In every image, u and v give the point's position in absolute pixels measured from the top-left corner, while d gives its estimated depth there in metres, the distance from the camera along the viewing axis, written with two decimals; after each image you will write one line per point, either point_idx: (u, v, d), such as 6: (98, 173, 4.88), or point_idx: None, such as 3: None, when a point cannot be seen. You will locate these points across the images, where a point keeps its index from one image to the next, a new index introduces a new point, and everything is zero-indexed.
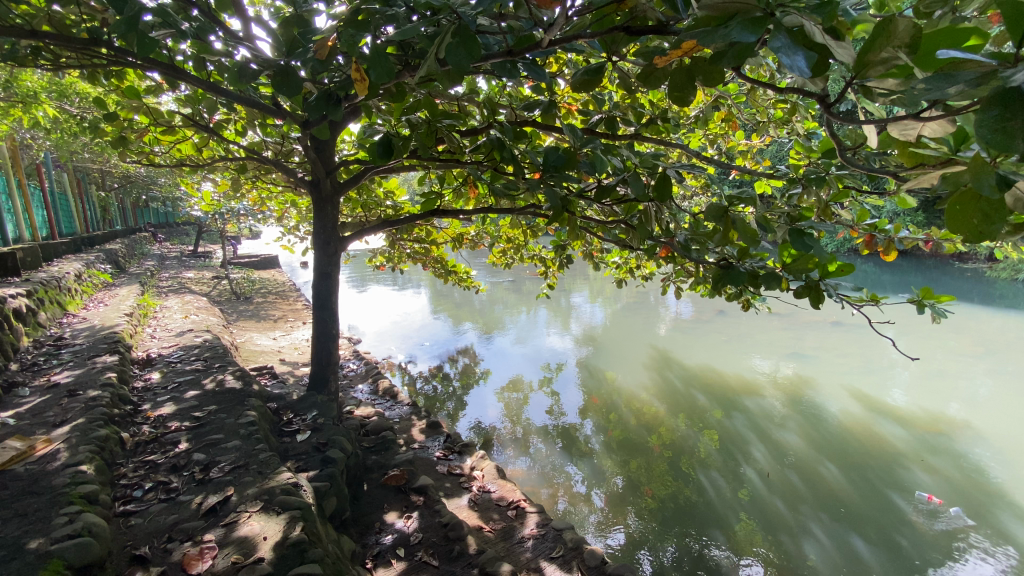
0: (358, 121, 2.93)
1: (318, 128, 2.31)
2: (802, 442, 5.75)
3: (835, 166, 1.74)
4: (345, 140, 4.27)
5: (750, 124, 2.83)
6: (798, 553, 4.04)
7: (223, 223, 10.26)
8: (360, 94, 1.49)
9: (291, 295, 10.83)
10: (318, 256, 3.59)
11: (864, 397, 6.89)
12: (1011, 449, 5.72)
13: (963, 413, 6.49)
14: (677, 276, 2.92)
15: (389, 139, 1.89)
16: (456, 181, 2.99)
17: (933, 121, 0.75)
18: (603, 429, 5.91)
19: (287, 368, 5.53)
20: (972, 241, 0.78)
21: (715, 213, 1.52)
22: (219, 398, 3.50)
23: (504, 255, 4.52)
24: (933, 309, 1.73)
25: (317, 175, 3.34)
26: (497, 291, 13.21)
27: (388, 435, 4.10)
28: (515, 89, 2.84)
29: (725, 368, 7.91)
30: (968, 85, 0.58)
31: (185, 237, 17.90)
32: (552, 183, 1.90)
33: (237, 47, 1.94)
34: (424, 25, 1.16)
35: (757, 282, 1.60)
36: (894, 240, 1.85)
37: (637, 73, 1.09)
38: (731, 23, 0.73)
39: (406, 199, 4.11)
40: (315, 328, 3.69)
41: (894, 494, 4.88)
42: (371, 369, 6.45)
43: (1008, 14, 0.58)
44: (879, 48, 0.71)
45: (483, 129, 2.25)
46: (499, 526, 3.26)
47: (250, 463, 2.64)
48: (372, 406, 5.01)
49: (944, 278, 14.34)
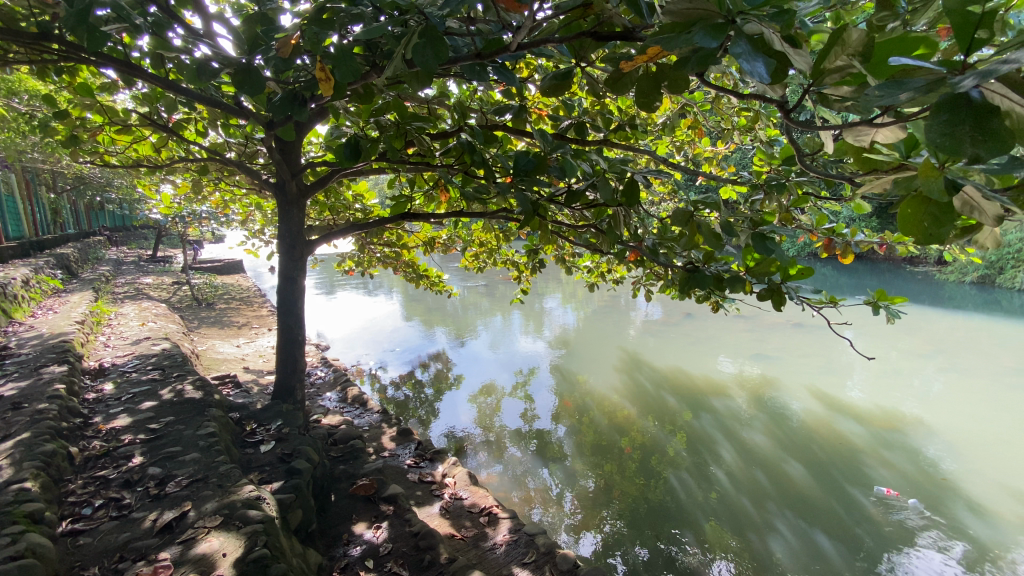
0: (325, 122, 2.86)
1: (283, 129, 2.24)
2: (767, 441, 5.91)
3: (795, 173, 1.79)
4: (311, 141, 4.19)
5: (716, 131, 2.88)
6: (765, 550, 4.13)
7: (184, 226, 9.91)
8: (324, 94, 1.46)
9: (256, 301, 10.52)
10: (283, 260, 3.48)
11: (825, 396, 7.14)
12: (962, 443, 6.00)
13: (917, 410, 6.79)
14: (647, 280, 2.94)
15: (357, 140, 1.86)
16: (426, 184, 2.94)
17: (885, 127, 0.78)
18: (576, 432, 5.95)
19: (251, 377, 5.35)
20: (921, 243, 0.81)
21: (681, 218, 1.58)
22: (178, 408, 3.34)
23: (477, 260, 4.42)
24: (888, 310, 1.78)
25: (282, 177, 3.26)
26: (470, 296, 13.19)
27: (357, 444, 4.00)
28: (486, 94, 2.82)
29: (694, 369, 8.10)
30: (917, 92, 0.59)
31: (142, 241, 17.22)
32: (522, 187, 1.88)
33: (197, 44, 1.87)
34: (390, 24, 1.14)
35: (722, 286, 1.63)
36: (851, 243, 1.91)
37: (606, 79, 1.11)
38: (694, 30, 0.75)
39: (376, 203, 4.06)
40: (279, 334, 3.57)
41: (854, 489, 5.05)
42: (339, 377, 6.30)
43: (955, 20, 0.60)
44: (835, 55, 0.73)
45: (453, 133, 2.23)
46: (471, 533, 3.23)
47: (209, 476, 2.53)
48: (340, 415, 4.89)
49: (897, 281, 15.05)
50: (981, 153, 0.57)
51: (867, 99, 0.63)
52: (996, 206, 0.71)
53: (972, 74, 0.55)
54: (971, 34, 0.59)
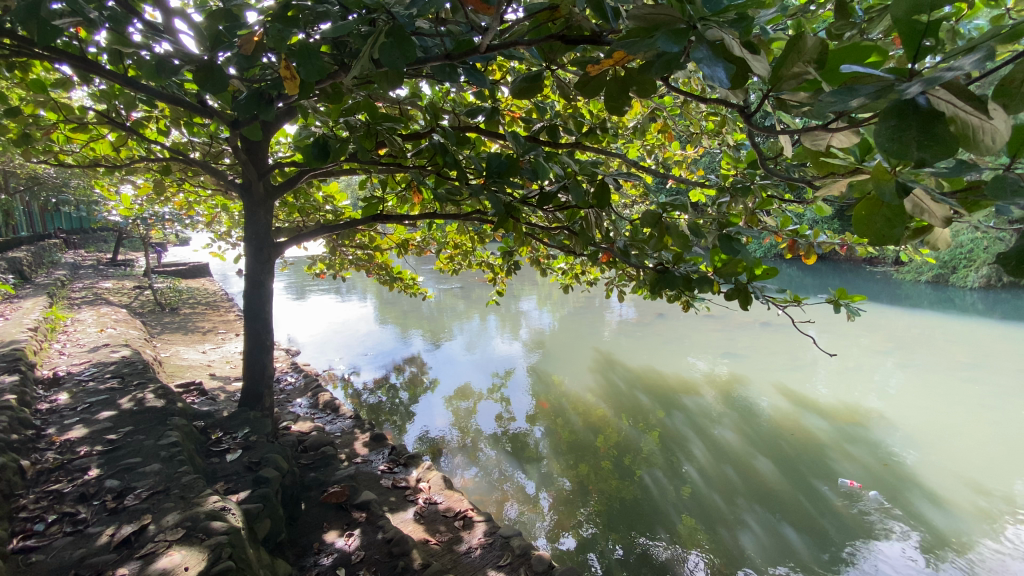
0: (293, 121, 2.79)
1: (248, 128, 2.17)
2: (737, 438, 6.06)
3: (760, 176, 1.85)
4: (279, 141, 4.09)
5: (685, 135, 2.94)
6: (736, 545, 4.21)
7: (146, 228, 9.55)
8: (289, 93, 1.43)
9: (223, 306, 10.21)
10: (250, 262, 3.38)
11: (791, 392, 7.36)
12: (920, 435, 6.26)
13: (878, 404, 7.06)
14: (620, 281, 2.97)
15: (325, 140, 1.83)
16: (400, 185, 2.91)
17: (839, 133, 0.80)
18: (552, 433, 5.97)
19: (218, 384, 5.19)
20: (876, 245, 0.83)
21: (650, 219, 1.62)
22: (138, 418, 3.21)
23: (452, 261, 4.34)
24: (848, 308, 1.84)
25: (248, 178, 3.17)
26: (446, 299, 13.12)
27: (328, 451, 3.93)
28: (459, 95, 2.81)
29: (666, 368, 8.23)
30: (869, 98, 0.62)
31: (102, 244, 16.53)
32: (494, 189, 1.88)
33: (157, 40, 1.81)
34: (356, 23, 1.12)
35: (691, 286, 1.66)
36: (814, 244, 1.97)
37: (575, 83, 1.12)
38: (657, 34, 0.76)
39: (347, 204, 4.00)
40: (246, 339, 3.47)
41: (820, 482, 5.20)
42: (310, 382, 6.16)
43: (903, 29, 0.62)
44: (791, 63, 0.75)
45: (424, 134, 2.19)
46: (446, 537, 3.20)
47: (171, 488, 2.44)
48: (311, 421, 4.79)
49: (858, 280, 15.66)
50: (926, 157, 0.59)
51: (820, 104, 0.65)
52: (943, 208, 0.75)
53: (919, 81, 0.57)
54: (918, 42, 0.61)
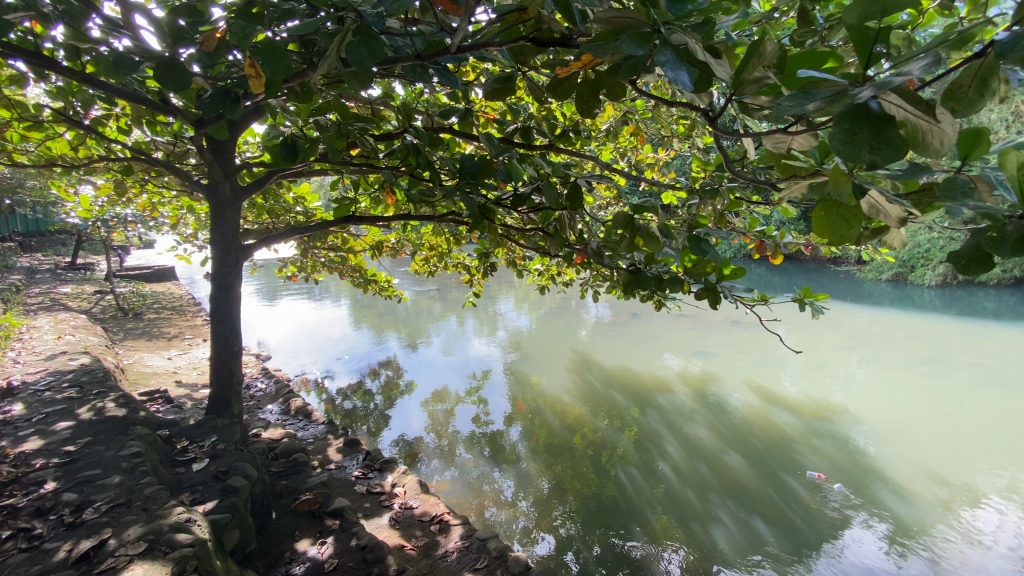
0: (261, 120, 2.73)
1: (214, 128, 2.10)
2: (709, 434, 6.18)
3: (727, 179, 1.89)
4: (247, 141, 4.00)
5: (656, 138, 2.99)
6: (709, 540, 4.29)
7: (107, 231, 9.19)
8: (254, 92, 1.39)
9: (190, 311, 9.89)
10: (216, 266, 3.28)
11: (761, 389, 7.55)
12: (883, 428, 6.49)
13: (843, 399, 7.30)
14: (595, 281, 2.99)
15: (293, 141, 1.79)
16: (373, 186, 2.86)
17: (799, 136, 0.83)
18: (529, 434, 5.98)
19: (184, 392, 5.02)
20: (836, 245, 0.86)
21: (622, 221, 1.64)
22: (98, 428, 3.08)
23: (427, 263, 4.29)
24: (813, 307, 1.89)
25: (214, 179, 3.09)
26: (422, 301, 13.02)
27: (300, 458, 3.85)
28: (432, 96, 2.79)
29: (640, 367, 8.34)
30: (824, 102, 0.63)
31: (59, 247, 15.82)
32: (467, 191, 1.87)
33: (117, 36, 1.75)
34: (323, 21, 1.10)
35: (662, 286, 1.69)
36: (780, 244, 2.02)
37: (546, 85, 1.12)
38: (622, 38, 0.77)
39: (318, 206, 3.93)
40: (213, 344, 3.37)
41: (789, 475, 5.35)
42: (282, 389, 6.02)
43: (854, 36, 0.63)
44: (752, 67, 0.77)
45: (397, 135, 2.16)
46: (422, 542, 3.16)
47: (133, 501, 2.35)
48: (283, 428, 4.68)
49: (824, 279, 16.19)
50: (877, 160, 0.61)
51: (779, 108, 0.67)
52: (896, 209, 0.79)
53: (869, 86, 0.59)
54: (869, 48, 0.63)
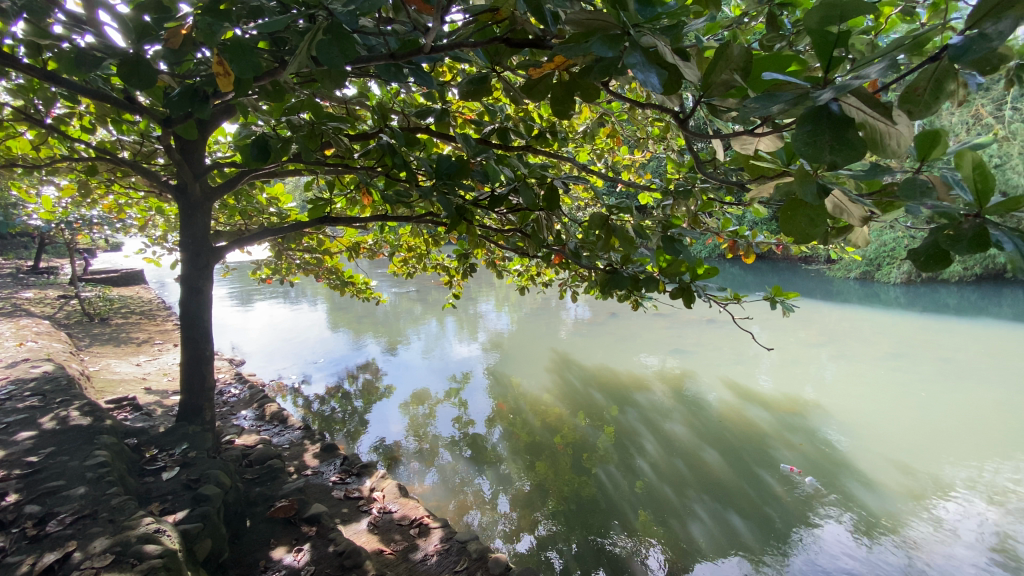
0: (232, 119, 2.67)
1: (182, 126, 2.04)
2: (686, 431, 6.28)
3: (700, 180, 1.93)
4: (218, 141, 3.91)
5: (632, 139, 3.02)
6: (686, 535, 4.35)
7: (72, 233, 8.86)
8: (223, 90, 1.36)
9: (160, 316, 9.60)
10: (186, 268, 3.19)
11: (736, 386, 7.70)
12: (853, 422, 6.68)
13: (815, 395, 7.49)
14: (573, 281, 3.01)
15: (265, 140, 1.76)
16: (349, 187, 2.82)
17: (766, 138, 0.84)
18: (510, 434, 5.98)
19: (154, 399, 4.87)
20: (802, 244, 0.87)
21: (598, 222, 1.65)
22: (61, 438, 2.97)
23: (405, 265, 4.26)
24: (783, 305, 1.93)
25: (183, 179, 3.01)
26: (401, 303, 12.91)
27: (275, 464, 3.77)
28: (408, 97, 2.77)
29: (619, 366, 8.42)
30: (787, 105, 0.65)
31: (20, 251, 15.20)
32: (444, 191, 1.85)
33: (80, 32, 1.69)
34: (292, 18, 1.08)
35: (638, 286, 1.71)
36: (752, 244, 2.07)
37: (522, 86, 1.12)
38: (592, 40, 0.78)
39: (293, 206, 3.86)
40: (183, 349, 3.28)
41: (763, 470, 5.46)
42: (256, 394, 5.90)
43: (816, 40, 0.65)
44: (720, 70, 0.78)
45: (373, 135, 2.13)
46: (401, 546, 3.13)
47: (99, 512, 2.28)
48: (257, 434, 4.58)
49: (796, 278, 16.62)
50: (838, 161, 0.62)
51: (744, 110, 0.68)
52: (859, 208, 0.81)
53: (830, 88, 0.60)
54: (830, 52, 0.65)
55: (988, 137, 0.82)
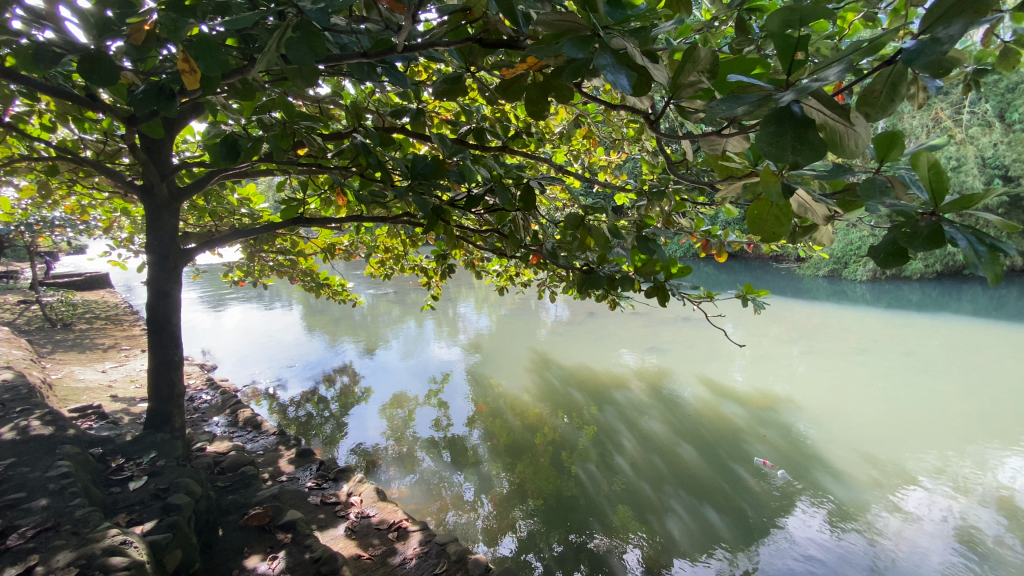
0: (201, 118, 2.61)
1: (148, 124, 1.98)
2: (663, 428, 6.37)
3: (672, 182, 1.97)
4: (186, 140, 3.81)
5: (607, 140, 3.05)
6: (663, 530, 4.41)
7: (32, 236, 8.51)
8: (189, 87, 1.32)
9: (127, 321, 9.30)
10: (153, 272, 3.10)
11: (712, 382, 7.85)
12: (823, 415, 6.88)
13: (787, 390, 7.68)
14: (551, 281, 3.02)
15: (234, 140, 1.72)
16: (324, 187, 2.78)
17: (733, 138, 0.86)
18: (490, 435, 5.98)
19: (120, 407, 4.71)
20: (768, 241, 0.89)
21: (573, 222, 1.66)
22: (20, 448, 2.85)
23: (383, 266, 4.22)
24: (754, 302, 1.98)
25: (150, 179, 2.92)
26: (380, 304, 12.79)
27: (249, 471, 3.68)
28: (383, 96, 2.74)
29: (598, 365, 8.50)
30: (752, 106, 0.66)
31: None
32: (420, 192, 1.83)
33: (38, 27, 1.62)
34: (260, 15, 1.06)
35: (614, 285, 1.73)
36: (724, 243, 2.11)
37: (497, 87, 1.11)
38: (563, 41, 0.79)
39: (266, 207, 3.79)
40: (151, 354, 3.18)
41: (737, 464, 5.57)
42: (229, 400, 5.76)
43: (778, 43, 0.67)
44: (688, 72, 0.80)
45: (346, 134, 2.11)
46: (379, 551, 3.10)
47: (62, 524, 2.19)
48: (230, 440, 4.47)
49: (768, 276, 17.04)
50: (800, 160, 0.64)
51: (712, 111, 0.69)
52: (822, 208, 0.84)
53: (792, 91, 0.62)
54: (792, 56, 0.67)
55: (941, 139, 0.85)
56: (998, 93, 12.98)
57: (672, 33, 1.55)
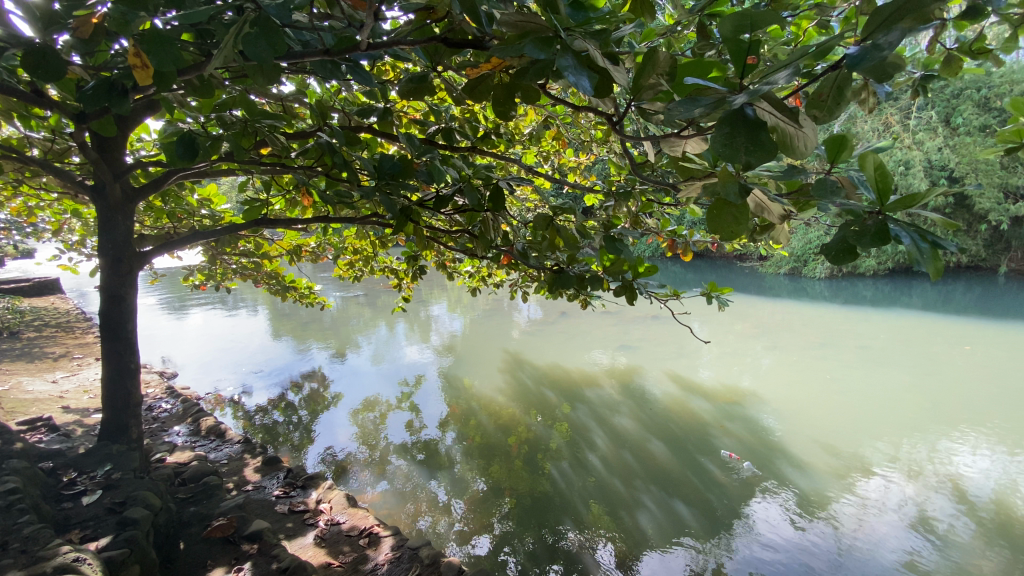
0: (157, 116, 2.51)
1: (99, 122, 1.89)
2: (634, 424, 6.47)
3: (639, 183, 2.01)
4: (141, 138, 3.66)
5: (576, 142, 3.09)
6: (634, 524, 4.49)
7: None
8: (141, 83, 1.27)
9: (80, 329, 8.86)
10: (105, 276, 2.97)
11: (680, 379, 8.03)
12: (786, 408, 7.11)
13: (752, 384, 7.92)
14: (523, 282, 3.03)
15: (192, 138, 1.66)
16: (289, 188, 2.72)
17: (691, 139, 0.89)
18: (463, 436, 5.96)
19: (73, 418, 4.49)
20: (727, 240, 0.92)
21: (542, 222, 1.67)
22: None
23: (352, 268, 4.15)
24: (719, 299, 2.04)
25: (102, 179, 2.80)
26: (350, 307, 12.58)
27: (212, 481, 3.56)
28: (349, 95, 2.69)
29: (570, 364, 8.57)
30: (707, 109, 0.68)
31: None
32: (387, 192, 1.81)
33: None
34: (214, 10, 1.02)
35: (584, 284, 1.74)
36: (690, 243, 2.17)
37: (463, 87, 1.11)
38: (525, 42, 0.79)
39: (227, 208, 3.67)
40: (104, 362, 3.03)
41: (704, 458, 5.72)
42: (191, 408, 5.55)
43: (730, 47, 0.69)
44: (647, 74, 0.82)
45: (311, 133, 2.07)
46: (350, 558, 3.04)
47: (8, 543, 2.08)
48: (192, 450, 4.31)
49: (733, 275, 17.53)
50: (752, 161, 0.66)
51: (671, 112, 0.70)
52: (778, 207, 0.87)
53: (745, 93, 0.64)
54: (745, 60, 0.69)
55: (887, 141, 0.89)
56: (944, 99, 13.75)
57: (637, 37, 1.58)
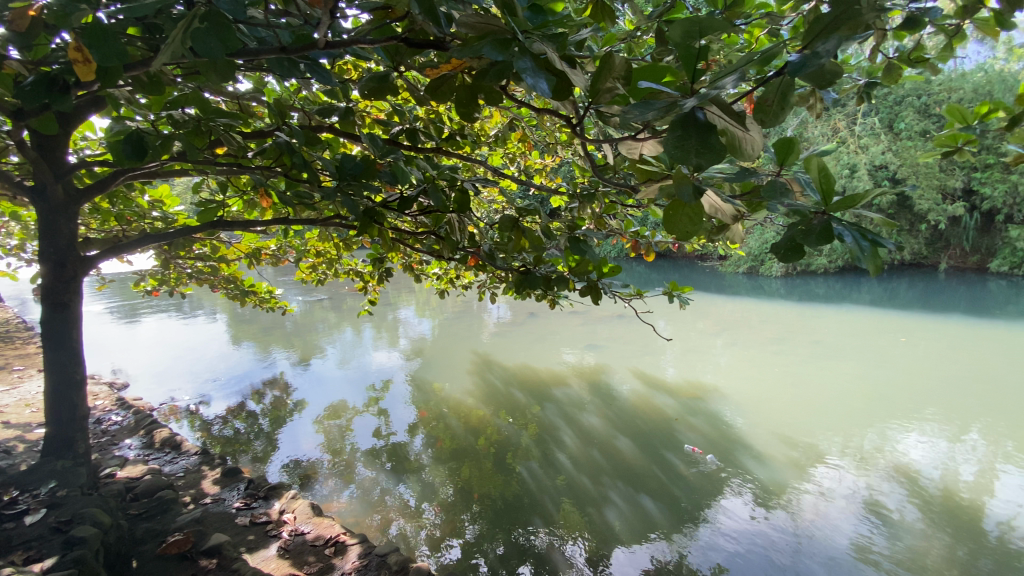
0: (103, 113, 2.39)
1: (38, 119, 1.78)
2: (601, 422, 6.55)
3: (602, 185, 2.04)
4: (84, 137, 3.47)
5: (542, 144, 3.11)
6: (602, 521, 4.55)
7: None
8: (83, 79, 1.21)
9: (19, 339, 8.31)
10: (47, 281, 2.82)
11: (646, 376, 8.18)
12: (746, 402, 7.35)
13: (714, 380, 8.16)
14: (491, 283, 3.03)
15: (141, 137, 1.59)
16: (247, 188, 2.63)
17: (647, 141, 0.91)
18: (432, 440, 5.90)
19: (11, 435, 4.21)
20: (683, 239, 0.94)
21: (506, 223, 1.67)
22: None
23: (315, 270, 4.05)
24: (680, 298, 2.10)
25: (41, 180, 2.64)
26: (314, 311, 12.27)
27: (167, 495, 3.41)
28: (310, 94, 2.63)
29: (539, 364, 8.61)
30: (660, 112, 0.69)
31: None
32: (349, 192, 1.77)
33: None
34: (160, 3, 0.98)
35: (549, 285, 1.76)
36: (652, 243, 2.23)
37: (425, 87, 1.10)
38: (483, 43, 0.79)
39: (181, 210, 3.52)
40: (46, 371, 2.86)
41: (669, 452, 5.85)
42: (143, 420, 5.29)
43: (682, 52, 0.71)
44: (604, 78, 0.84)
45: (270, 133, 2.01)
46: (315, 568, 2.97)
47: None
48: (145, 464, 4.11)
49: (696, 274, 18.02)
50: (702, 162, 0.68)
51: (626, 114, 0.71)
52: (730, 207, 0.91)
53: (695, 96, 0.66)
54: (695, 66, 0.71)
55: (829, 144, 0.94)
56: (887, 106, 14.54)
57: (597, 41, 1.60)
